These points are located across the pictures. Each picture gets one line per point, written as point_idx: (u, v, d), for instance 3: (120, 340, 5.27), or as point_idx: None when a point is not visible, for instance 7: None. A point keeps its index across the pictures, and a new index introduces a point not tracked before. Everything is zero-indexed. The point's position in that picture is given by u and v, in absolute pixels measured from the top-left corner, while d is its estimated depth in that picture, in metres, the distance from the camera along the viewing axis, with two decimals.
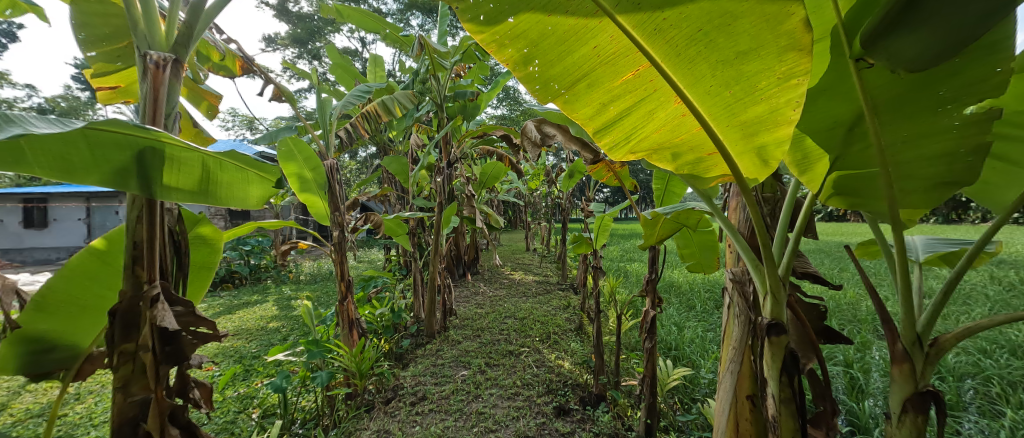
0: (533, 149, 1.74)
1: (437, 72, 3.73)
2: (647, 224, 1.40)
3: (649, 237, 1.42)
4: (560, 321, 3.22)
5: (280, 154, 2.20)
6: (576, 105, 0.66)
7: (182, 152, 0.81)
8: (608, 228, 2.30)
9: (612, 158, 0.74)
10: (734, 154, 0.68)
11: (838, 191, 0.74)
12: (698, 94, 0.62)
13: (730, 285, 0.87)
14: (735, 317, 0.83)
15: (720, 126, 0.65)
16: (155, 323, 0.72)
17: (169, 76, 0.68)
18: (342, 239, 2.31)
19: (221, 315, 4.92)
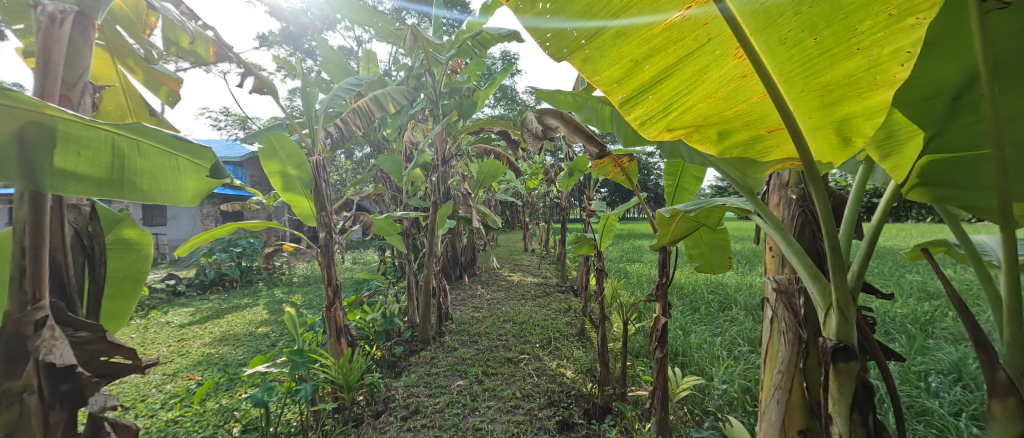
0: (535, 142, 1.58)
1: (432, 67, 3.60)
2: (662, 223, 1.27)
3: (663, 237, 1.29)
4: (562, 325, 3.08)
5: (261, 150, 2.05)
6: (603, 60, 0.55)
7: (79, 131, 0.80)
8: (612, 228, 2.17)
9: (646, 135, 0.63)
10: (806, 127, 0.58)
11: (927, 182, 0.70)
12: (769, 47, 0.51)
13: (772, 297, 0.74)
14: (781, 335, 0.70)
15: (791, 89, 0.54)
16: (42, 355, 0.74)
17: (64, 31, 0.77)
18: (330, 239, 2.17)
19: (209, 320, 4.75)
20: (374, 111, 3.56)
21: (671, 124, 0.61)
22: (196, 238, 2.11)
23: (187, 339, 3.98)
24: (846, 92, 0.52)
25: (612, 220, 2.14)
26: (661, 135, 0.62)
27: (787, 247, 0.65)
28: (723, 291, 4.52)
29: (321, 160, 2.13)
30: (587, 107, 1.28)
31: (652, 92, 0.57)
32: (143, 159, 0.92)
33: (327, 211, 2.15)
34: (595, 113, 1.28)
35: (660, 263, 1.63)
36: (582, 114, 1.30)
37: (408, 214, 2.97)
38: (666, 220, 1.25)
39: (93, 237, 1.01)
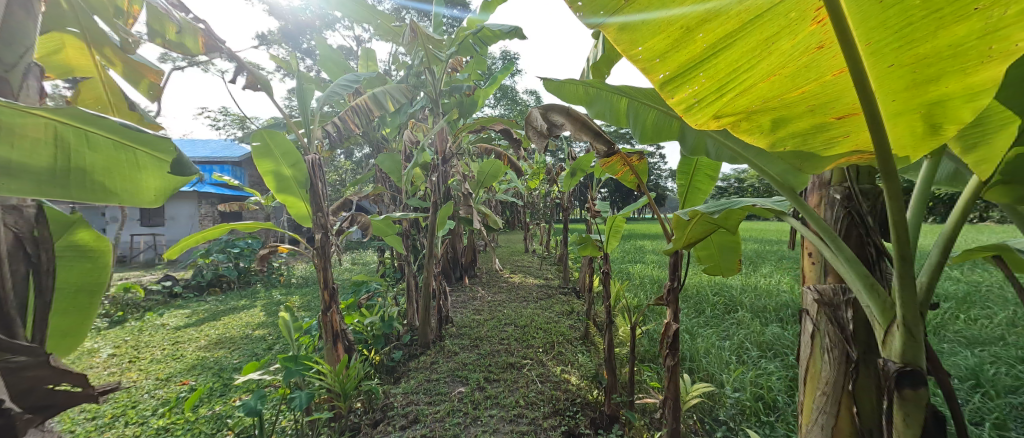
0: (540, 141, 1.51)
1: (432, 65, 3.53)
2: (678, 225, 1.20)
3: (679, 240, 1.22)
4: (565, 329, 3.00)
5: (254, 149, 1.98)
6: (650, 29, 0.49)
7: (21, 121, 0.82)
8: (618, 229, 2.09)
9: (694, 124, 0.56)
10: (889, 110, 0.51)
11: (1009, 178, 0.63)
12: (856, 10, 0.44)
13: (814, 312, 0.70)
14: (828, 351, 0.67)
15: (877, 62, 0.47)
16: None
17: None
18: (326, 241, 2.09)
19: (205, 322, 4.67)
20: (373, 109, 3.50)
21: (721, 109, 0.54)
22: (186, 240, 2.03)
23: (182, 342, 3.90)
24: (948, 66, 0.45)
25: (618, 221, 2.06)
26: (708, 123, 0.55)
27: (835, 256, 0.59)
28: (728, 293, 4.45)
29: (318, 159, 2.06)
30: (601, 100, 1.19)
31: (704, 68, 0.51)
32: (94, 153, 0.95)
33: (324, 212, 2.08)
34: (609, 107, 1.19)
35: (672, 266, 1.55)
36: (594, 108, 1.22)
37: (407, 214, 2.90)
38: (683, 222, 1.18)
39: (38, 244, 0.95)
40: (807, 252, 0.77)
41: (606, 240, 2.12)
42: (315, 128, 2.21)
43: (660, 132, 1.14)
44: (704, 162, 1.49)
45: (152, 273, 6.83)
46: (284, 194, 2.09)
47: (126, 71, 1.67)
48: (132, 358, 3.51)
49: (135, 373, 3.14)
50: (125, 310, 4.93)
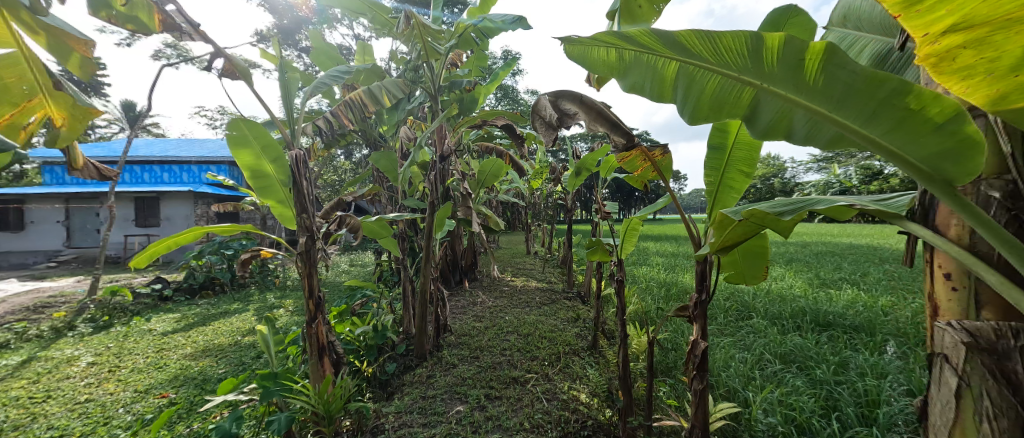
0: (549, 135, 1.33)
1: (431, 59, 3.34)
2: (719, 224, 1.01)
3: (718, 242, 1.03)
4: (572, 338, 2.80)
5: (229, 139, 1.79)
6: None
7: None
8: (633, 232, 1.90)
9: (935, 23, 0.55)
10: None
11: None
12: None
13: (961, 357, 0.63)
14: (988, 403, 0.60)
15: None
16: None
17: None
18: (311, 244, 1.90)
19: (194, 327, 4.48)
20: (368, 105, 3.32)
21: (965, 9, 0.54)
22: (148, 250, 1.79)
23: (167, 349, 3.72)
24: None
25: (634, 223, 1.87)
26: (936, 31, 0.56)
27: None
28: (741, 298, 4.25)
29: (302, 153, 1.87)
30: (638, 67, 1.03)
31: None
32: None
33: (309, 212, 1.89)
34: (652, 79, 1.02)
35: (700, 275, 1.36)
36: (628, 80, 1.05)
37: (403, 215, 2.71)
38: (726, 222, 0.99)
39: None
40: (946, 275, 0.69)
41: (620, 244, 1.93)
42: (301, 122, 2.03)
43: (721, 104, 0.94)
44: (738, 156, 1.31)
45: (143, 275, 6.64)
46: (263, 191, 1.88)
47: (52, 45, 1.70)
48: (113, 366, 3.33)
49: (113, 384, 2.95)
50: (111, 314, 4.74)
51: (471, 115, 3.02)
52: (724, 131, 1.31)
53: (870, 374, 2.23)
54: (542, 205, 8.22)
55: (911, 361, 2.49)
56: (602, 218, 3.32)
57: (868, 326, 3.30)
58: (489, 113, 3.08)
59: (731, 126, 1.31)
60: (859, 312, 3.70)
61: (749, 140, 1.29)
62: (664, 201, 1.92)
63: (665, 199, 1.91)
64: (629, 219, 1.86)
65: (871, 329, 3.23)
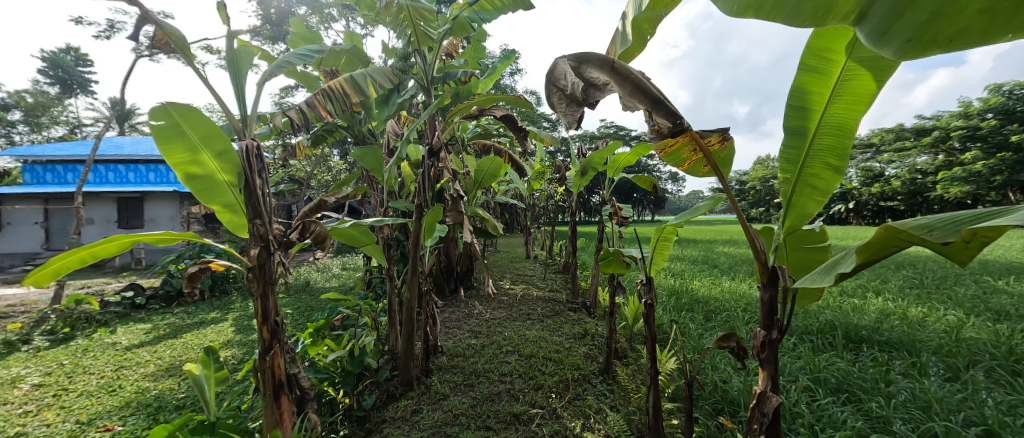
0: (570, 116, 1.01)
1: (422, 46, 2.98)
2: (865, 248, 0.90)
3: (867, 255, 0.91)
4: (580, 360, 2.45)
5: (157, 129, 1.42)
6: None
7: None
8: (666, 244, 1.55)
9: None
10: None
11: None
12: None
13: None
14: None
15: None
16: None
17: None
18: (269, 255, 1.55)
19: (163, 340, 4.10)
20: (351, 95, 2.96)
21: None
22: (55, 261, 1.49)
23: (126, 368, 3.33)
24: None
25: (667, 232, 1.52)
26: None
27: None
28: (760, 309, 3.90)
29: (254, 142, 1.53)
30: None
31: None
32: None
33: (264, 218, 1.54)
34: None
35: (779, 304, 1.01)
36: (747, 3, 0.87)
37: (389, 221, 2.33)
38: (881, 243, 0.87)
39: None
40: None
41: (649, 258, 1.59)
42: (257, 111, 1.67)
43: None
44: (821, 146, 0.98)
45: (118, 281, 6.24)
46: (206, 194, 1.52)
47: None
48: (60, 390, 2.94)
49: (52, 413, 2.56)
50: (74, 326, 4.33)
51: (465, 103, 2.61)
52: (804, 110, 0.96)
53: (935, 411, 1.89)
54: (541, 206, 7.87)
55: (976, 391, 2.15)
56: (618, 224, 2.98)
57: (906, 342, 2.97)
58: (486, 102, 2.71)
59: (814, 105, 0.96)
60: (891, 326, 3.37)
61: (841, 125, 0.94)
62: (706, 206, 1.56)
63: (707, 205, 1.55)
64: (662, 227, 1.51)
65: (910, 346, 2.90)
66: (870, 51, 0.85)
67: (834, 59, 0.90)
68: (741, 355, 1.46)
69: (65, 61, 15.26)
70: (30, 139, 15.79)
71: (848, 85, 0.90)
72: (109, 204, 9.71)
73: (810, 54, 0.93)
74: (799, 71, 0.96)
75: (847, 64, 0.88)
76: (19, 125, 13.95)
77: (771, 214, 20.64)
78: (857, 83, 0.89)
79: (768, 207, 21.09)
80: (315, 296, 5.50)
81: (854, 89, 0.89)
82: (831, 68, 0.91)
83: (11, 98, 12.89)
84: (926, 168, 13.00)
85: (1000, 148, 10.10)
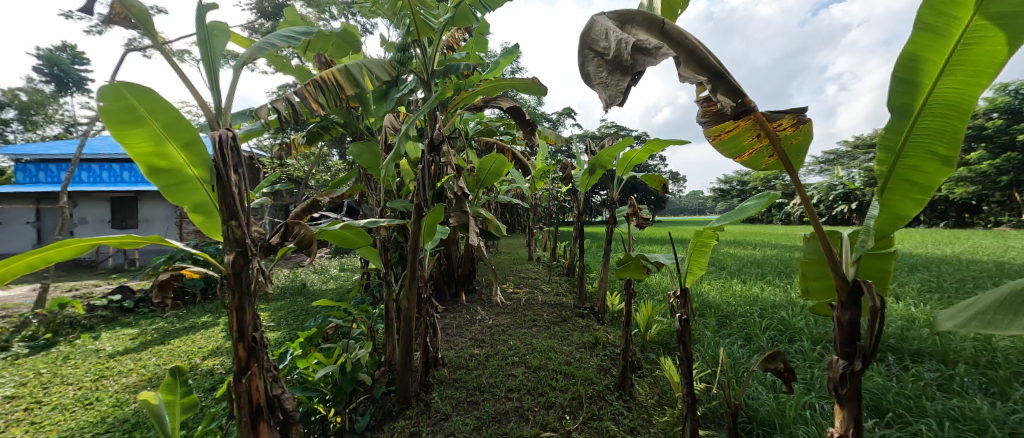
0: (613, 88, 0.89)
1: (422, 36, 2.78)
2: None
3: None
4: (593, 373, 2.28)
5: (107, 114, 1.20)
6: None
7: None
8: (704, 250, 1.36)
9: None
10: None
11: None
12: None
13: None
14: None
15: None
16: None
17: None
18: (249, 261, 1.37)
19: (149, 347, 3.90)
20: (346, 88, 2.76)
21: None
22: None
23: (107, 377, 3.14)
24: None
25: (705, 236, 1.34)
26: None
27: None
28: (777, 314, 3.69)
29: (228, 133, 1.36)
30: None
31: None
32: None
33: (242, 220, 1.36)
34: None
35: (870, 325, 0.82)
36: None
37: (388, 223, 2.15)
38: None
39: None
40: None
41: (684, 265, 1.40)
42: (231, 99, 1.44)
43: None
44: (924, 126, 0.97)
45: (108, 283, 6.03)
46: (172, 191, 1.33)
47: None
48: (33, 403, 2.74)
49: (21, 430, 2.37)
50: (56, 332, 4.14)
51: (468, 91, 2.38)
52: (912, 82, 0.95)
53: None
54: (543, 206, 7.67)
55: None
56: (638, 226, 2.78)
57: (938, 351, 2.78)
58: (492, 91, 2.50)
59: (923, 77, 0.94)
60: (918, 335, 3.17)
61: (950, 101, 0.94)
62: (749, 207, 1.38)
63: (751, 205, 1.37)
64: (701, 230, 1.33)
65: (945, 356, 2.71)
66: (1000, 8, 0.84)
67: (958, 17, 0.88)
68: (788, 378, 1.27)
69: (61, 59, 15.06)
70: (24, 138, 15.59)
71: (969, 52, 0.89)
72: (102, 203, 9.50)
73: (930, 11, 0.90)
74: (912, 31, 0.94)
75: (975, 20, 0.86)
76: (13, 123, 13.76)
77: (773, 214, 20.46)
78: (979, 46, 0.88)
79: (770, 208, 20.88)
80: (310, 299, 5.29)
81: (975, 55, 0.88)
82: (952, 29, 0.89)
83: (4, 96, 12.67)
84: None
85: (1007, 148, 9.91)
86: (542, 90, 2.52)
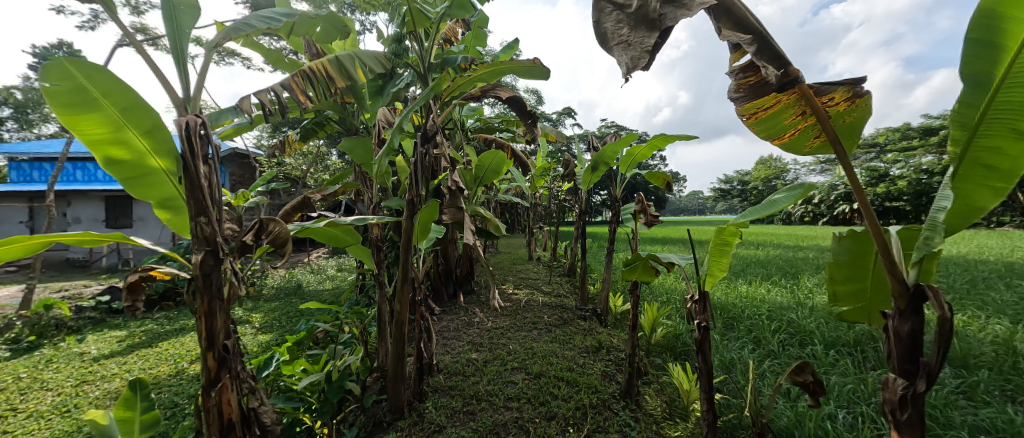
0: (636, 47, 0.94)
1: (417, 27, 2.65)
2: None
3: None
4: (597, 381, 2.15)
5: (56, 96, 1.07)
6: None
7: None
8: (725, 249, 1.25)
9: None
10: None
11: None
12: None
13: None
14: None
15: None
16: None
17: None
18: (219, 262, 1.24)
19: (136, 349, 3.77)
20: (336, 79, 2.66)
21: None
22: None
23: (89, 383, 3.00)
24: None
25: (728, 234, 1.23)
26: None
27: None
28: (786, 316, 3.55)
29: (197, 120, 1.22)
30: None
31: None
32: None
33: (212, 216, 1.23)
34: None
35: (936, 339, 0.69)
36: None
37: (379, 220, 2.03)
38: None
39: None
40: None
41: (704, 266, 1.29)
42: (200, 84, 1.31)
43: None
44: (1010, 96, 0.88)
45: (99, 284, 5.90)
46: (134, 184, 1.20)
47: None
48: (8, 411, 2.61)
49: None
50: (41, 334, 4.01)
51: (465, 76, 2.24)
52: (991, 46, 0.86)
53: None
54: (543, 206, 7.52)
55: None
56: (646, 224, 2.65)
57: (957, 356, 2.65)
58: (490, 77, 2.33)
59: (1008, 41, 0.84)
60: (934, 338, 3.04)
61: None
62: (779, 200, 1.25)
63: (782, 199, 1.24)
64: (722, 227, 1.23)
65: (966, 361, 2.57)
66: None
67: None
68: (817, 392, 1.14)
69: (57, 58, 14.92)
70: (19, 137, 15.44)
71: None
72: (96, 203, 9.37)
73: None
74: None
75: None
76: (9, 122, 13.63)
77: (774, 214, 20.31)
78: None
79: None
80: (305, 300, 5.17)
81: None
82: None
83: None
84: (932, 169, 12.68)
85: None
86: (542, 72, 2.39)
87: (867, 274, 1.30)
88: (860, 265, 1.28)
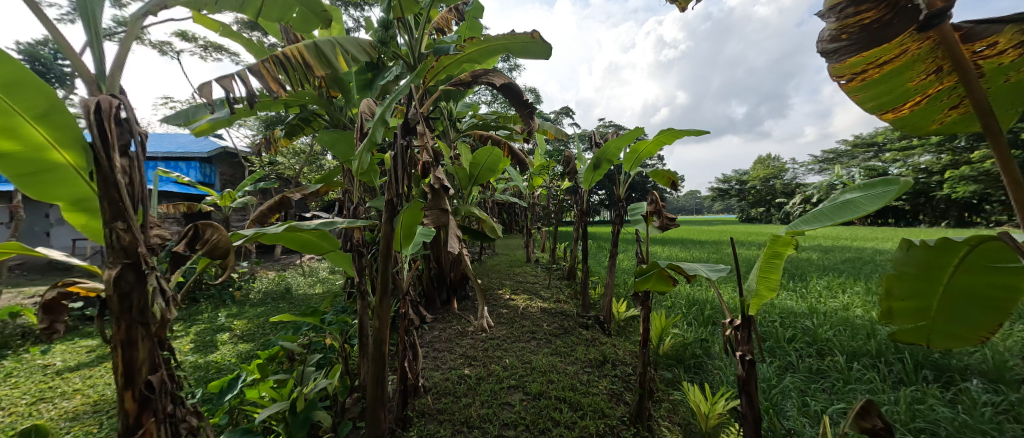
0: None
1: (405, 13, 2.36)
2: None
3: None
4: (603, 403, 1.93)
5: None
6: None
7: None
8: (777, 262, 1.13)
9: None
10: None
11: None
12: None
13: None
14: None
15: None
16: None
17: None
18: (143, 279, 1.00)
19: (104, 361, 3.50)
20: (314, 67, 2.42)
21: None
22: None
23: (45, 401, 2.75)
24: None
25: (782, 244, 1.10)
26: None
27: None
28: (801, 323, 3.32)
29: (111, 101, 0.98)
30: None
31: None
32: None
33: (133, 221, 0.99)
34: None
35: None
36: None
37: (349, 222, 1.77)
38: None
39: None
40: None
41: (751, 283, 1.16)
42: (118, 58, 1.06)
43: None
44: None
45: None
46: (32, 180, 0.99)
47: None
48: None
49: None
50: (5, 344, 3.74)
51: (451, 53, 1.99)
52: None
53: None
54: (542, 205, 7.28)
55: None
56: (662, 227, 2.41)
57: (992, 368, 2.41)
58: (483, 56, 2.16)
59: None
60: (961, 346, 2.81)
61: None
62: (858, 203, 1.13)
63: (861, 201, 1.13)
64: (776, 235, 1.09)
65: (1004, 374, 2.34)
66: None
67: None
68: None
69: None
70: None
71: None
72: None
73: None
74: None
75: None
76: None
77: (773, 213, 20.13)
78: None
79: (769, 207, 20.60)
80: (292, 305, 4.89)
81: None
82: None
83: None
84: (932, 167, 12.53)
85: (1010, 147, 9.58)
86: (543, 49, 2.18)
87: (935, 290, 1.06)
88: (930, 278, 1.04)
